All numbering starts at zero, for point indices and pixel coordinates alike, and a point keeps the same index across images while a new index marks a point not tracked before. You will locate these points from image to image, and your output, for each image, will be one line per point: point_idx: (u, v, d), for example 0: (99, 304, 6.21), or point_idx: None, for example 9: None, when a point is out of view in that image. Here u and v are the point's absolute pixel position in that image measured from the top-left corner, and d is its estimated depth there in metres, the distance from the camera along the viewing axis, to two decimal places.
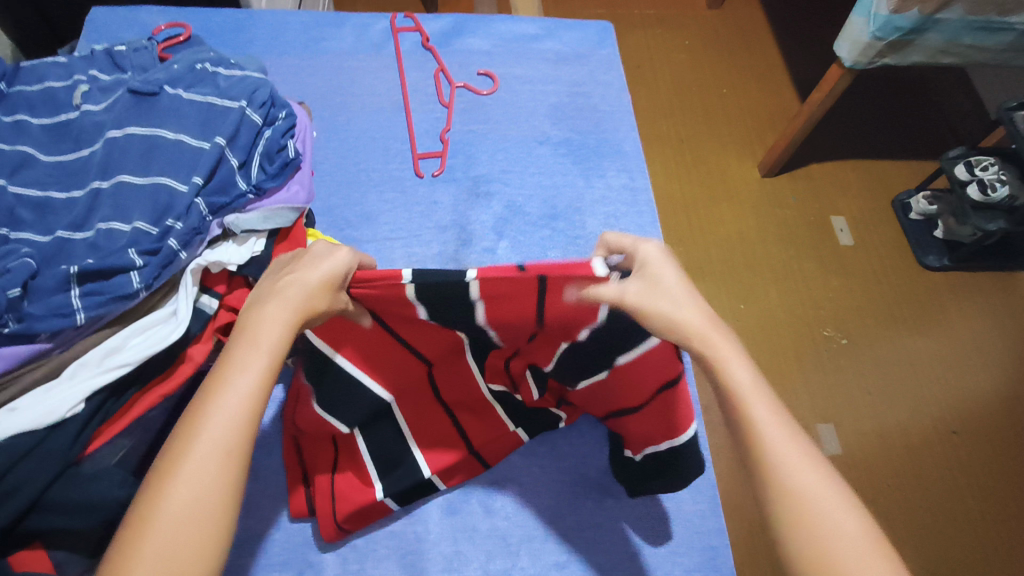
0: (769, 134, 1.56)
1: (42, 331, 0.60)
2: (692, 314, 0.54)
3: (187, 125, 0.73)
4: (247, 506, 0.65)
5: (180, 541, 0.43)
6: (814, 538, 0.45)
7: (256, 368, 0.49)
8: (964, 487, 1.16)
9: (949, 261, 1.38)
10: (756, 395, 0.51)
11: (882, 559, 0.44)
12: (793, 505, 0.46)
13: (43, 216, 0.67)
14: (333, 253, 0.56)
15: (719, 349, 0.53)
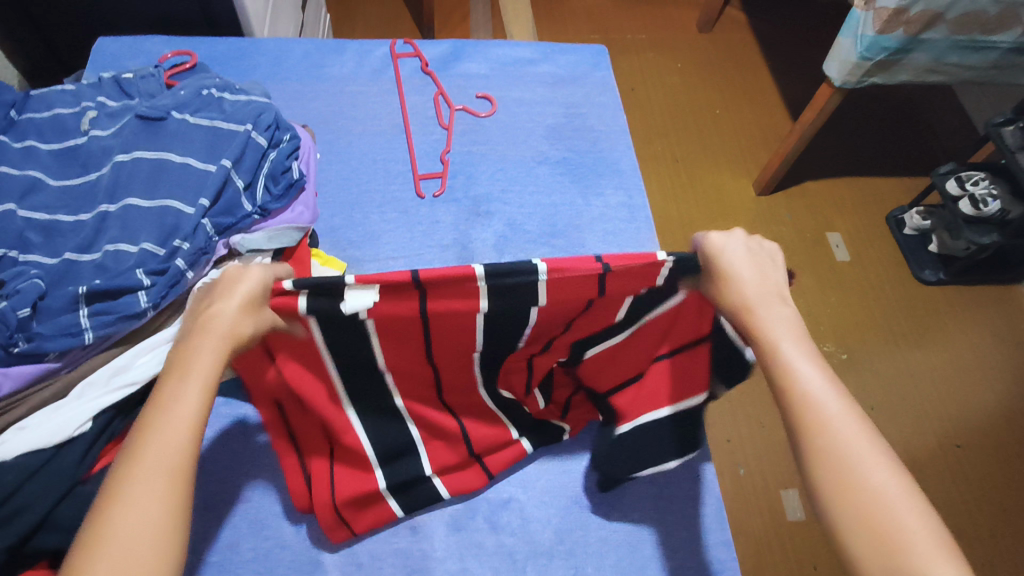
0: (763, 152, 1.58)
1: (51, 350, 0.61)
2: (745, 287, 0.52)
3: (193, 148, 0.74)
4: (251, 526, 0.65)
5: (134, 558, 0.40)
6: (862, 502, 0.42)
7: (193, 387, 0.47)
8: (971, 501, 1.15)
9: (946, 275, 1.40)
10: (795, 351, 0.49)
11: (925, 521, 0.42)
12: (830, 465, 0.44)
13: (51, 239, 0.68)
14: (247, 271, 0.53)
15: (762, 323, 0.51)
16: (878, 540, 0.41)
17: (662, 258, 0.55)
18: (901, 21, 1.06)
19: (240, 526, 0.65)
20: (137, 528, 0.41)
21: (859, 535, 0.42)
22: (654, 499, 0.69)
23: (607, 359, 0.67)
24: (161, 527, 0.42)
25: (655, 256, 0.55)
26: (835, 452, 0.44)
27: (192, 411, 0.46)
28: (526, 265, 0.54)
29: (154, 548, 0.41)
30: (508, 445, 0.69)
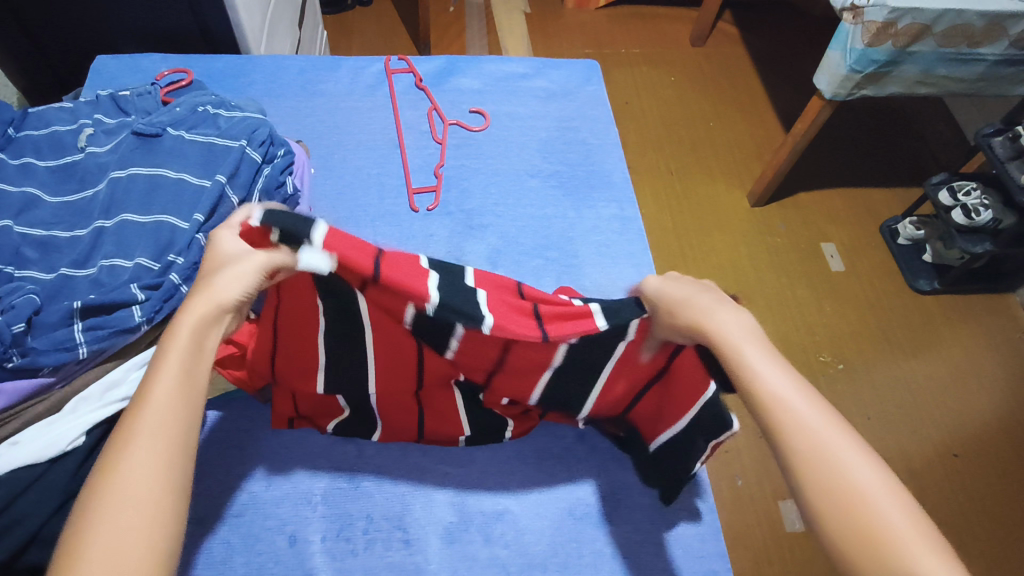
0: (757, 164, 1.60)
1: (46, 364, 0.62)
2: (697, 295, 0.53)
3: (189, 164, 0.75)
4: (243, 542, 0.65)
5: (121, 526, 0.41)
6: (844, 499, 0.41)
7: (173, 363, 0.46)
8: (969, 510, 1.15)
9: (940, 284, 1.40)
10: (754, 352, 0.49)
11: (906, 512, 0.41)
12: (801, 457, 0.44)
13: (47, 255, 0.69)
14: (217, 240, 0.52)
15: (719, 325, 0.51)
16: (867, 540, 0.40)
17: (598, 326, 0.57)
18: (889, 34, 1.08)
19: (233, 541, 0.65)
20: (122, 497, 0.41)
21: (847, 536, 0.41)
22: (647, 510, 0.69)
23: (622, 376, 0.65)
24: (146, 496, 0.42)
25: (594, 325, 0.57)
26: (807, 441, 0.44)
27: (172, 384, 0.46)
28: (472, 312, 0.57)
29: (135, 517, 0.41)
30: (448, 428, 0.72)
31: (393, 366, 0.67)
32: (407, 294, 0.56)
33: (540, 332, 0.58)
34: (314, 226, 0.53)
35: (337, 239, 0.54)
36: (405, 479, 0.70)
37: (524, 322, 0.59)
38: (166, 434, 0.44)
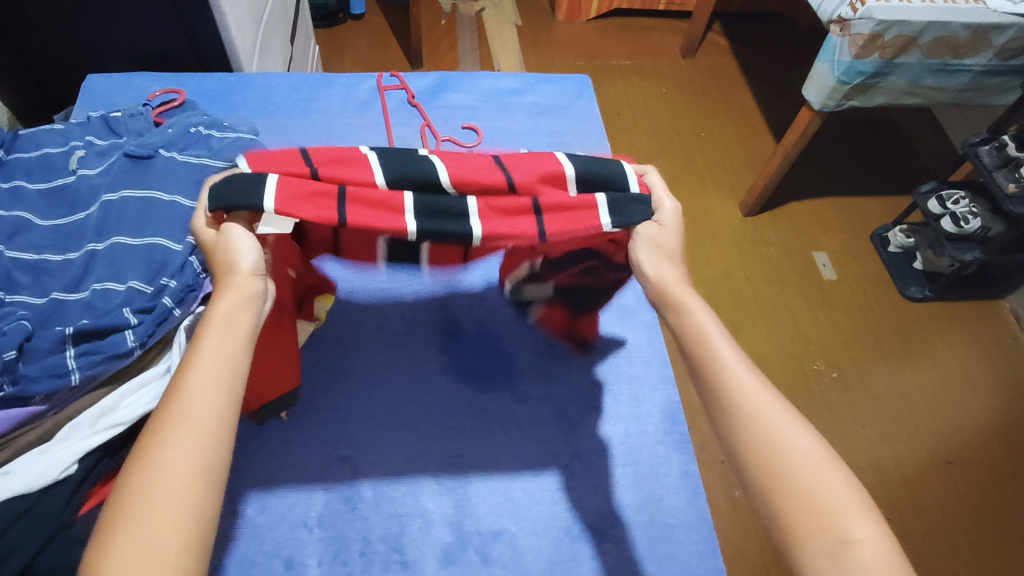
0: (748, 173, 1.61)
1: (36, 392, 0.62)
2: (665, 268, 0.57)
3: (181, 186, 0.75)
4: (240, 568, 0.64)
5: (156, 511, 0.41)
6: (794, 468, 0.45)
7: (203, 354, 0.48)
8: (965, 517, 1.15)
9: (931, 291, 1.41)
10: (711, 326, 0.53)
11: (839, 471, 0.45)
12: (748, 417, 0.47)
13: (39, 279, 0.68)
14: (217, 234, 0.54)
15: (682, 298, 0.55)
16: (806, 495, 0.43)
17: (603, 223, 0.57)
18: (876, 46, 1.09)
19: (228, 566, 0.64)
20: (159, 483, 0.42)
21: (792, 499, 0.43)
22: (645, 527, 0.69)
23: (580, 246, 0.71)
24: (183, 483, 0.42)
25: (598, 222, 0.57)
26: (751, 404, 0.47)
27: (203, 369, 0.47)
28: (462, 228, 0.56)
29: (176, 499, 0.42)
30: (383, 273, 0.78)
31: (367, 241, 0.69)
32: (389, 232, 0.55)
33: (537, 230, 0.57)
34: (263, 194, 0.51)
35: (289, 200, 0.52)
36: (404, 499, 0.70)
37: (520, 224, 0.57)
38: (196, 420, 0.44)
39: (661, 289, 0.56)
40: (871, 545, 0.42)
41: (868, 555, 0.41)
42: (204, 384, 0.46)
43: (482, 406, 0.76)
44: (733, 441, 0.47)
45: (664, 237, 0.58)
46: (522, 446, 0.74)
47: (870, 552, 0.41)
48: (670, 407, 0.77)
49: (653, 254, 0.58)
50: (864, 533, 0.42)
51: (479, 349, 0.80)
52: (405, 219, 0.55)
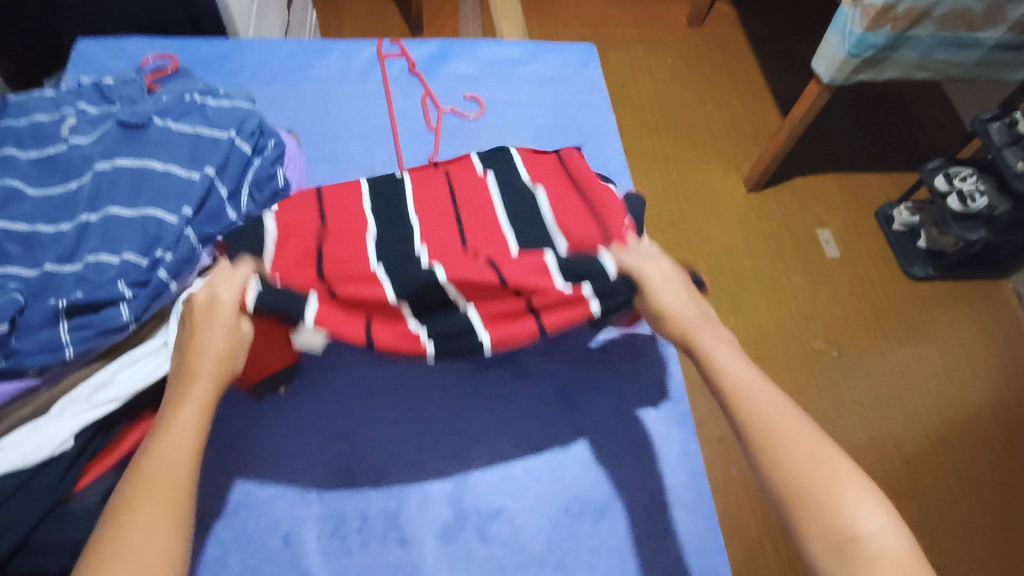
0: (753, 148, 1.58)
1: (30, 366, 0.61)
2: (683, 309, 0.61)
3: (176, 155, 0.73)
4: (239, 542, 0.65)
5: (136, 557, 0.45)
6: (809, 466, 0.48)
7: (189, 410, 0.53)
8: (958, 495, 1.17)
9: (934, 270, 1.40)
10: (722, 353, 0.57)
11: (852, 473, 0.48)
12: (762, 428, 0.51)
13: (31, 250, 0.67)
14: (218, 299, 0.60)
15: (698, 333, 0.59)
16: (818, 493, 0.47)
17: (592, 312, 0.66)
18: (888, 18, 1.05)
19: (227, 540, 0.64)
20: (139, 531, 0.46)
21: (803, 498, 0.47)
22: (644, 504, 0.69)
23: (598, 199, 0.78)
24: (158, 535, 0.46)
25: (588, 307, 0.66)
26: (765, 417, 0.51)
27: (188, 426, 0.52)
28: (470, 341, 0.66)
29: (154, 547, 0.46)
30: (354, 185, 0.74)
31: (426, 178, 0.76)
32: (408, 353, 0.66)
33: (535, 326, 0.66)
34: (304, 312, 0.62)
35: (325, 318, 0.63)
36: (403, 476, 0.69)
37: (521, 323, 0.66)
38: (178, 475, 0.49)
39: (681, 323, 0.61)
40: (881, 535, 0.45)
41: (878, 545, 0.44)
42: (182, 440, 0.51)
43: (480, 382, 0.76)
44: (748, 449, 0.51)
45: (668, 287, 0.63)
46: (521, 424, 0.73)
47: (881, 542, 0.45)
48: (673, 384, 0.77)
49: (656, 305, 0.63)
50: (874, 525, 0.45)
51: None
52: (423, 343, 0.65)
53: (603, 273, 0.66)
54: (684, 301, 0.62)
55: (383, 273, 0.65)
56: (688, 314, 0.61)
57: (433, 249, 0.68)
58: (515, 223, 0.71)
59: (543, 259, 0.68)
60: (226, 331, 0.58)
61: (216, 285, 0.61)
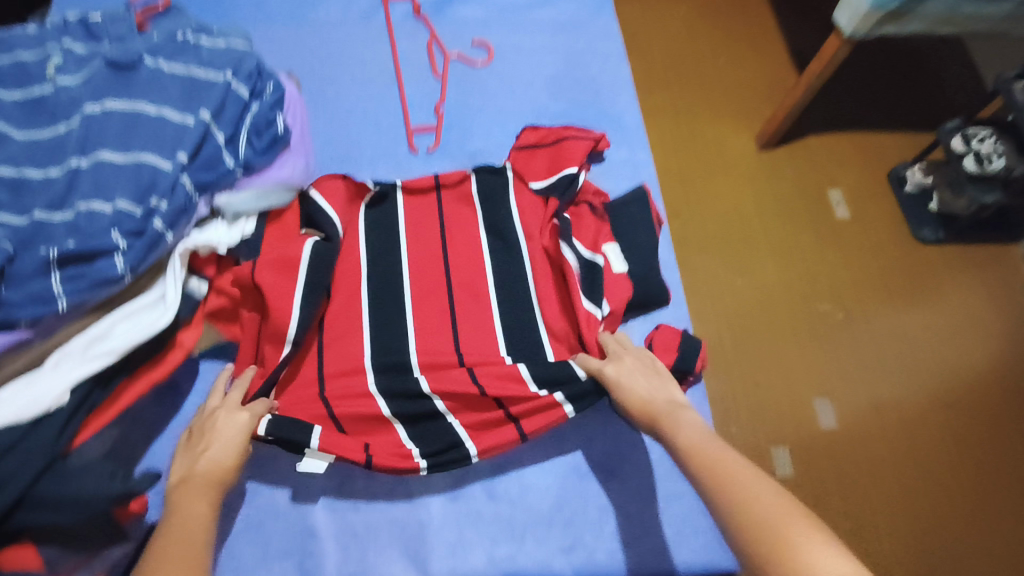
0: (766, 105, 1.53)
1: (23, 318, 0.59)
2: (654, 399, 0.65)
3: (169, 98, 0.69)
4: (262, 496, 0.69)
5: None
6: (766, 524, 0.49)
7: (200, 507, 0.56)
8: (957, 457, 1.18)
9: (945, 234, 1.38)
10: (684, 435, 0.60)
11: (812, 529, 0.48)
12: (725, 499, 0.52)
13: (19, 197, 0.64)
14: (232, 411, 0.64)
15: (665, 417, 0.63)
16: (778, 549, 0.47)
17: (569, 413, 0.70)
18: None
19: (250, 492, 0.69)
20: None
21: (768, 557, 0.47)
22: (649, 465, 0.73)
23: (590, 227, 0.81)
24: None
25: (563, 411, 0.70)
26: (727, 488, 0.53)
27: (197, 521, 0.55)
28: (460, 451, 0.69)
29: None
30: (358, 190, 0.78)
31: (423, 209, 0.80)
32: (400, 472, 0.69)
33: (517, 433, 0.70)
34: (310, 436, 0.66)
35: (330, 440, 0.67)
36: None
37: (502, 431, 0.70)
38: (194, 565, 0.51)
39: (650, 411, 0.64)
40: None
41: None
42: (194, 534, 0.53)
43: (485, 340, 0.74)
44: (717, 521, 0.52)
45: (635, 377, 0.68)
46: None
47: None
48: None
49: (628, 393, 0.66)
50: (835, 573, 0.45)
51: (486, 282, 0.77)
52: (415, 460, 0.68)
53: (575, 378, 0.71)
54: (653, 390, 0.66)
55: (376, 388, 0.69)
56: (657, 400, 0.65)
57: (424, 331, 0.73)
58: (499, 267, 0.78)
59: (519, 368, 0.71)
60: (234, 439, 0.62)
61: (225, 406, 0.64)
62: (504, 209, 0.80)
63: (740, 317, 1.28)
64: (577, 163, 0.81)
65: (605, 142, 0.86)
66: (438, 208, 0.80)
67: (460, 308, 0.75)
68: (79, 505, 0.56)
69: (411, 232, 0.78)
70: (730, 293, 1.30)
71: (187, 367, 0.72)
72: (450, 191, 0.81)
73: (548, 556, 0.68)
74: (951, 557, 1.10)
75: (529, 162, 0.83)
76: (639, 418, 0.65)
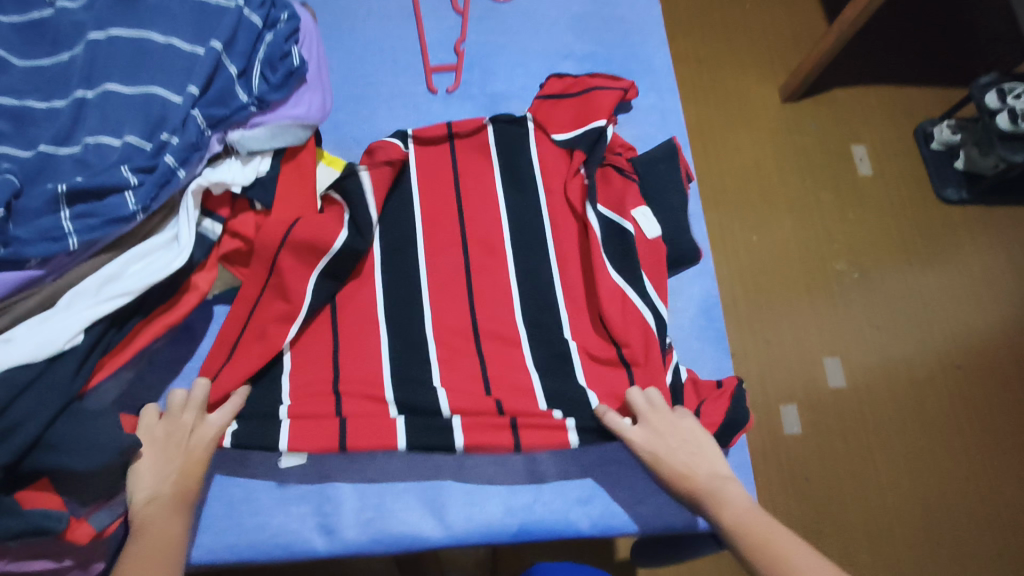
0: (793, 54, 1.47)
1: (32, 256, 0.57)
2: (695, 468, 0.64)
3: (178, 26, 0.66)
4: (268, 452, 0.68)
5: None
6: None
7: (164, 539, 0.57)
8: (959, 417, 1.18)
9: (968, 194, 1.34)
10: (736, 517, 0.60)
11: None
12: None
13: (23, 128, 0.61)
14: (202, 429, 0.63)
15: (712, 494, 0.62)
16: None
17: (571, 442, 0.68)
18: None
19: None
20: None
21: None
22: None
23: (618, 189, 0.77)
24: None
25: (566, 438, 0.67)
26: None
27: (160, 558, 0.55)
28: (447, 444, 0.66)
29: None
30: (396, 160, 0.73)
31: (435, 158, 0.77)
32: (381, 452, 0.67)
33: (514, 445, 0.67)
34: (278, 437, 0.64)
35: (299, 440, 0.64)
36: None
37: (500, 437, 0.67)
38: None
39: (695, 485, 0.63)
40: None
41: None
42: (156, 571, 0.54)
43: (499, 286, 0.73)
44: None
45: (669, 438, 0.66)
46: (547, 331, 0.72)
47: None
48: (706, 301, 0.79)
49: (661, 454, 0.65)
50: None
51: (505, 231, 0.75)
52: (398, 442, 0.65)
53: (587, 405, 0.69)
54: (694, 459, 0.65)
55: (390, 372, 0.69)
56: (700, 473, 0.64)
57: (437, 287, 0.72)
58: (515, 221, 0.76)
59: (530, 378, 0.70)
60: (201, 460, 0.61)
61: (191, 407, 0.63)
62: (524, 159, 0.78)
63: (754, 274, 1.25)
64: (606, 116, 0.77)
65: (634, 92, 0.82)
66: (452, 161, 0.77)
67: (475, 263, 0.74)
68: (95, 451, 0.56)
69: (423, 183, 0.76)
70: (745, 251, 1.27)
71: (200, 310, 0.71)
72: (464, 141, 0.78)
73: (566, 507, 0.68)
74: (951, 515, 1.11)
75: (553, 111, 0.79)
76: (679, 491, 0.64)
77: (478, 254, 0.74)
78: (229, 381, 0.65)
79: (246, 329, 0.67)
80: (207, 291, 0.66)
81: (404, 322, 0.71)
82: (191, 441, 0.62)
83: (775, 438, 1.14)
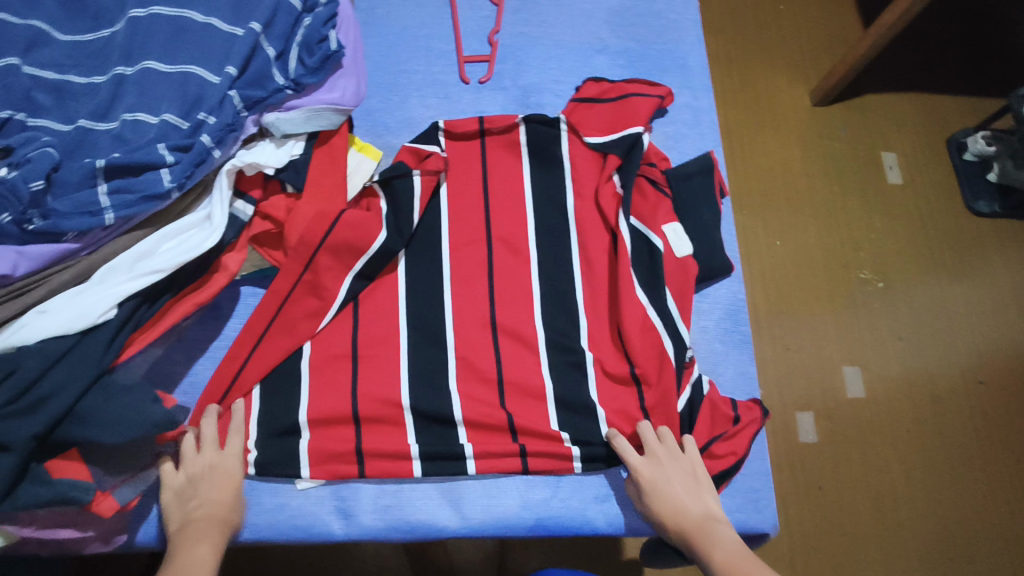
0: (826, 57, 1.45)
1: (70, 230, 0.57)
2: (691, 506, 0.64)
3: (218, 8, 0.66)
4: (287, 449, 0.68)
5: None
6: None
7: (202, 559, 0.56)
8: (980, 435, 1.16)
9: (1000, 208, 1.31)
10: (726, 557, 0.60)
11: None
12: None
13: (63, 102, 0.61)
14: (223, 454, 0.64)
15: (704, 531, 0.62)
16: None
17: (574, 468, 0.68)
18: None
19: None
20: None
21: None
22: None
23: (650, 203, 0.76)
24: None
25: (571, 464, 0.68)
26: None
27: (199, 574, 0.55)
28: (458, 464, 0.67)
29: None
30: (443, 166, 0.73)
31: (465, 151, 0.77)
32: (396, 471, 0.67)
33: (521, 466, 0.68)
34: (297, 463, 0.66)
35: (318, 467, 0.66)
36: None
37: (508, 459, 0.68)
38: None
39: (687, 522, 0.63)
40: None
41: None
42: None
43: (524, 278, 0.73)
44: None
45: (671, 471, 0.66)
46: (571, 327, 0.72)
47: None
48: (732, 305, 0.78)
49: (660, 487, 0.65)
50: None
51: (532, 225, 0.75)
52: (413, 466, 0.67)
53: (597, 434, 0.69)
54: (690, 496, 0.64)
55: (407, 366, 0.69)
56: (692, 512, 0.64)
57: (461, 279, 0.72)
58: (542, 216, 0.75)
59: (543, 380, 0.70)
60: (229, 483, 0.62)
61: (209, 435, 0.64)
62: (553, 153, 0.77)
63: (776, 279, 1.24)
64: (642, 123, 0.77)
65: (671, 100, 0.81)
66: (482, 154, 0.77)
67: (501, 256, 0.73)
68: (125, 424, 0.57)
69: (453, 175, 0.76)
70: (769, 255, 1.26)
71: (228, 290, 0.71)
72: (495, 137, 0.78)
73: (583, 505, 0.68)
74: (966, 534, 1.09)
75: (588, 115, 0.79)
76: (670, 529, 0.63)
77: (504, 247, 0.74)
78: (253, 374, 0.67)
79: (275, 320, 0.68)
80: (236, 272, 0.67)
81: (428, 311, 0.71)
82: (215, 467, 0.63)
83: (789, 445, 1.13)
